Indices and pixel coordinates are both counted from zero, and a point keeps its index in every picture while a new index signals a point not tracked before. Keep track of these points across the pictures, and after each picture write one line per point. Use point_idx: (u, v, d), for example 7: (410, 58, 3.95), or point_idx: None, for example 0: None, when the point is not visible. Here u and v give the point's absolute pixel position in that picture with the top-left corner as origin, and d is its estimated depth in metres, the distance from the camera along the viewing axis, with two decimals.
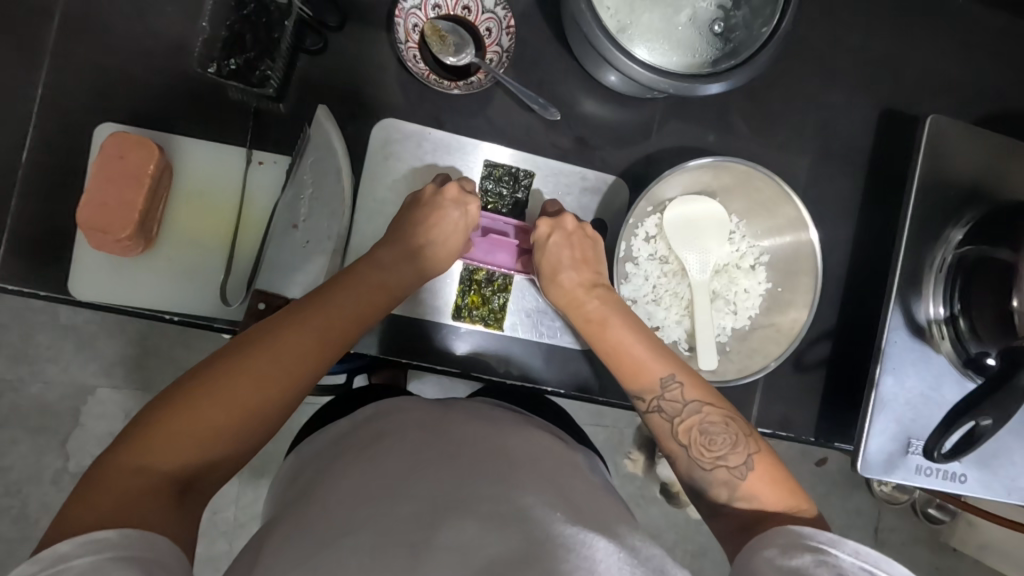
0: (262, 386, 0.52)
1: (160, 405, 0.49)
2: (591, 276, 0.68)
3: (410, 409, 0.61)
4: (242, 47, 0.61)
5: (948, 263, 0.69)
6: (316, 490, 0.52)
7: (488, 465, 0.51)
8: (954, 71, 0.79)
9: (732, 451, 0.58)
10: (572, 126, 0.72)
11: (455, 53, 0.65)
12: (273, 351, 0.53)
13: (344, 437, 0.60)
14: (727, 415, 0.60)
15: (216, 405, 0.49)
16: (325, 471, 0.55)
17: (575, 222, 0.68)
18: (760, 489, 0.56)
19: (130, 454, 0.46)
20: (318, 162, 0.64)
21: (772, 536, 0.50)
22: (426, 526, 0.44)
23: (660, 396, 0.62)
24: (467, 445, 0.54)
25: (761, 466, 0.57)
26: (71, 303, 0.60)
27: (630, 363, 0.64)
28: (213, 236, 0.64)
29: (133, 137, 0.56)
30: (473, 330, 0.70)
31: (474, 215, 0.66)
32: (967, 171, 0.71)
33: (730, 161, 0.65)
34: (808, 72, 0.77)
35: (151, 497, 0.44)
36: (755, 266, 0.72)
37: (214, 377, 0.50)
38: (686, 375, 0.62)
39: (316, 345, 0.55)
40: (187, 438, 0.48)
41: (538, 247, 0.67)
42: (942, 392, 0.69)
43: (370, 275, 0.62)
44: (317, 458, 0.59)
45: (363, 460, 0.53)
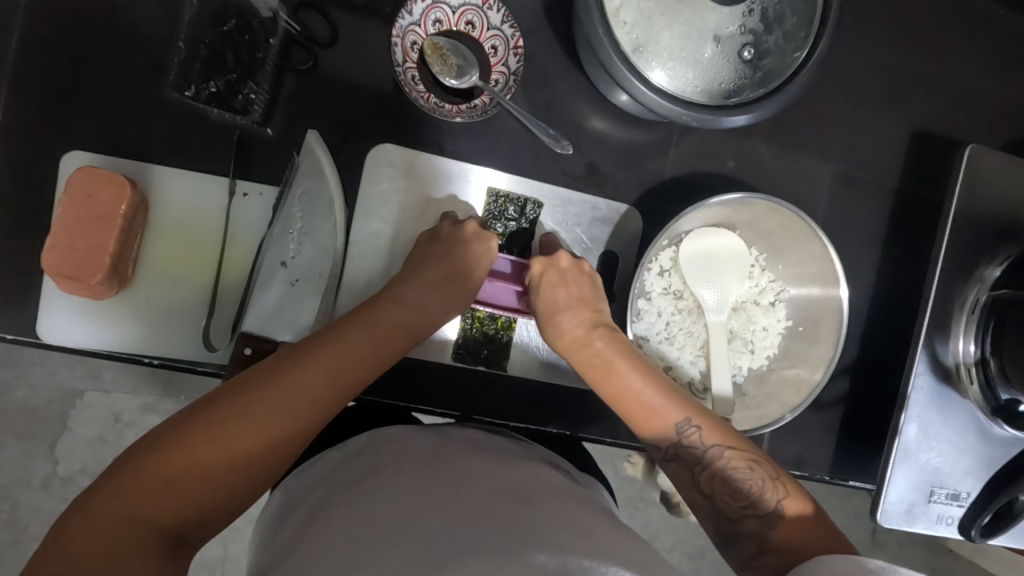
0: (270, 429, 0.47)
1: (153, 444, 0.44)
2: (591, 315, 0.63)
3: (402, 438, 0.57)
4: (223, 67, 0.56)
5: (981, 304, 0.65)
6: (309, 529, 0.48)
7: (501, 499, 0.48)
8: (992, 90, 0.74)
9: (760, 498, 0.54)
10: (583, 150, 0.67)
11: (457, 75, 0.60)
12: (279, 387, 0.48)
13: (334, 467, 0.55)
14: (751, 458, 0.56)
15: (212, 448, 0.45)
16: (318, 506, 0.50)
17: (570, 260, 0.63)
18: (793, 536, 0.52)
19: (115, 497, 0.41)
20: (308, 192, 0.59)
21: (828, 563, 0.46)
22: (432, 562, 0.41)
23: (677, 443, 0.58)
24: (479, 481, 0.50)
25: (792, 512, 0.53)
26: (40, 347, 0.56)
27: (642, 408, 0.59)
28: (195, 274, 0.59)
29: (103, 172, 0.51)
30: (474, 371, 0.65)
31: (496, 250, 0.62)
32: (1004, 204, 0.67)
33: (757, 198, 0.60)
34: (838, 88, 0.72)
35: (139, 553, 0.40)
36: (774, 303, 0.67)
37: (214, 417, 0.46)
38: (702, 417, 0.58)
39: (333, 385, 0.51)
40: (182, 484, 0.43)
41: (532, 287, 0.63)
42: (968, 440, 0.66)
43: (389, 305, 0.58)
44: (310, 488, 0.54)
45: (354, 496, 0.49)
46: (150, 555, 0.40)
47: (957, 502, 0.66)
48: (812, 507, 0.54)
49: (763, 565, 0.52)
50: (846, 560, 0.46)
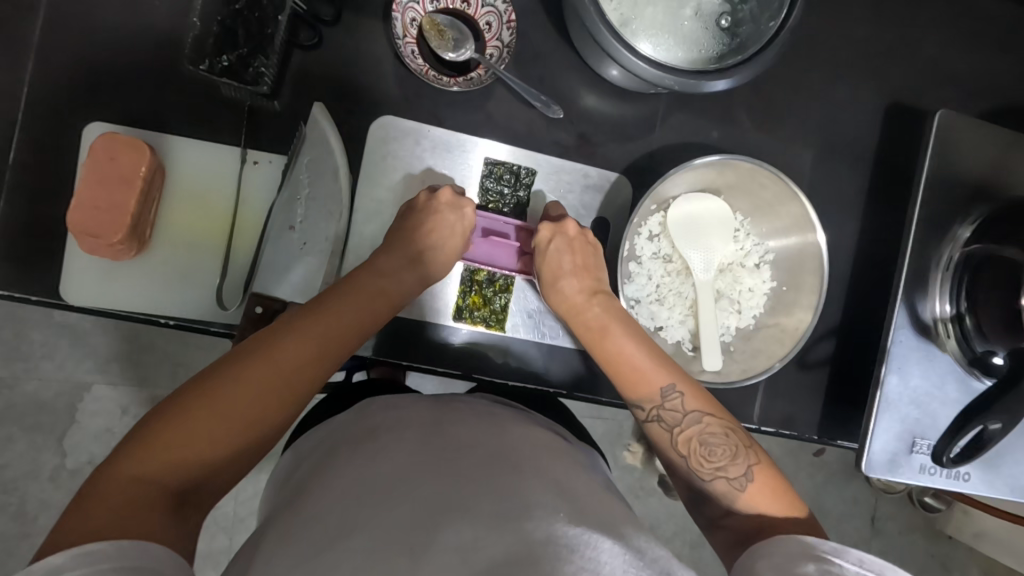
0: (264, 395, 0.50)
1: (163, 413, 0.47)
2: (591, 283, 0.66)
3: (414, 409, 0.59)
4: (235, 42, 0.59)
5: (955, 261, 0.68)
6: (312, 489, 0.51)
7: (493, 465, 0.50)
8: (962, 63, 0.78)
9: (732, 462, 0.57)
10: (573, 122, 0.70)
11: (454, 49, 0.63)
12: (271, 354, 0.51)
13: (336, 432, 0.58)
14: (727, 426, 0.59)
15: (210, 413, 0.47)
16: (321, 467, 0.54)
17: (576, 227, 0.67)
18: (758, 501, 0.55)
19: (130, 463, 0.44)
20: (315, 161, 0.63)
21: (782, 542, 0.49)
22: (426, 529, 0.43)
23: (659, 406, 0.60)
24: (472, 446, 0.53)
25: (761, 478, 0.56)
26: (62, 308, 0.59)
27: (630, 372, 0.62)
28: (208, 239, 0.62)
29: (124, 138, 0.55)
30: (474, 331, 0.69)
31: (471, 217, 0.65)
32: (973, 167, 0.70)
33: (738, 160, 0.63)
34: (814, 65, 0.76)
35: (155, 508, 0.42)
36: (759, 265, 0.71)
37: (218, 383, 0.49)
38: (686, 384, 0.60)
39: (322, 354, 0.54)
40: (191, 448, 0.46)
41: (538, 252, 0.66)
42: (947, 390, 0.69)
43: (369, 278, 0.60)
44: (315, 450, 0.58)
45: (357, 459, 0.52)
46: (163, 510, 0.43)
47: None
48: (782, 479, 0.57)
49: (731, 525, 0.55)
50: (803, 544, 0.48)
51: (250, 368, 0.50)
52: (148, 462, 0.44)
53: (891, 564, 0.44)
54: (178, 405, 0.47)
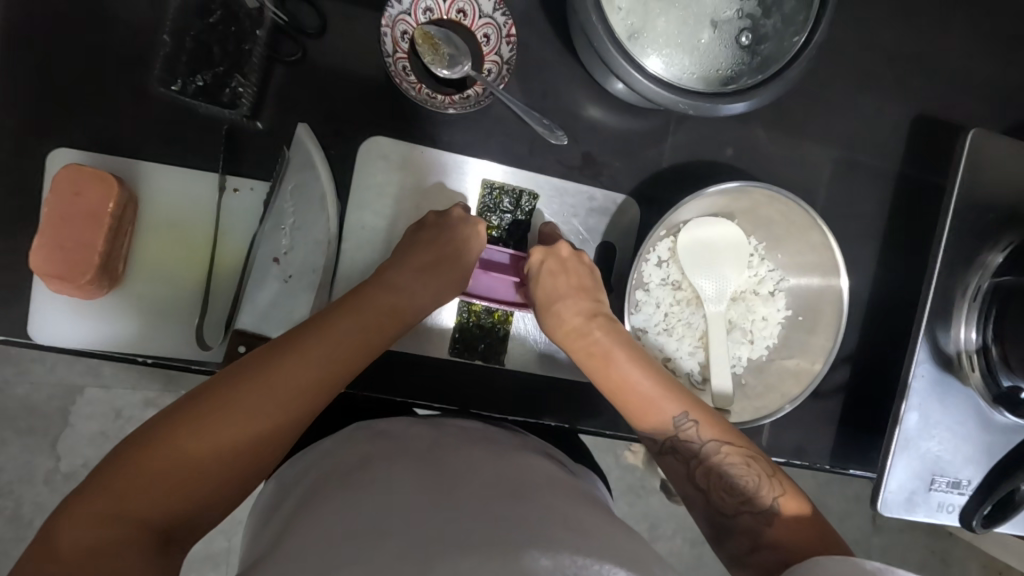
0: (261, 425, 0.46)
1: (148, 438, 0.43)
2: (590, 305, 0.62)
3: (413, 432, 0.56)
4: (210, 60, 0.55)
5: (983, 291, 0.64)
6: (294, 527, 0.47)
7: (496, 495, 0.47)
8: (994, 72, 0.73)
9: (756, 495, 0.54)
10: (579, 139, 0.66)
11: (449, 65, 0.58)
12: (268, 381, 0.48)
13: (322, 462, 0.54)
14: (748, 454, 0.56)
15: (195, 441, 0.44)
16: (304, 504, 0.50)
17: (570, 250, 0.63)
18: (787, 535, 0.52)
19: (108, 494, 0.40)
20: (299, 187, 0.58)
21: (823, 564, 0.46)
22: (428, 558, 0.40)
23: (673, 436, 0.57)
24: (471, 476, 0.50)
25: (789, 509, 0.53)
26: (31, 347, 0.55)
27: (638, 402, 0.58)
28: (186, 271, 0.58)
29: (90, 171, 0.50)
30: (471, 365, 0.65)
31: (485, 235, 0.61)
32: (1006, 190, 0.66)
33: (754, 187, 0.59)
34: (837, 73, 0.70)
35: (136, 548, 0.39)
36: (773, 293, 0.67)
37: (211, 410, 0.45)
38: (699, 411, 0.57)
39: (324, 380, 0.50)
40: (179, 481, 0.42)
41: (532, 277, 0.62)
42: (969, 427, 0.66)
43: (373, 297, 0.57)
44: (297, 485, 0.53)
45: (348, 486, 0.49)
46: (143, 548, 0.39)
47: (957, 490, 0.65)
48: (809, 507, 0.54)
49: (758, 562, 0.52)
50: (846, 562, 0.45)
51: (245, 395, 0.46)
52: (130, 495, 0.41)
53: None
54: (165, 431, 0.43)
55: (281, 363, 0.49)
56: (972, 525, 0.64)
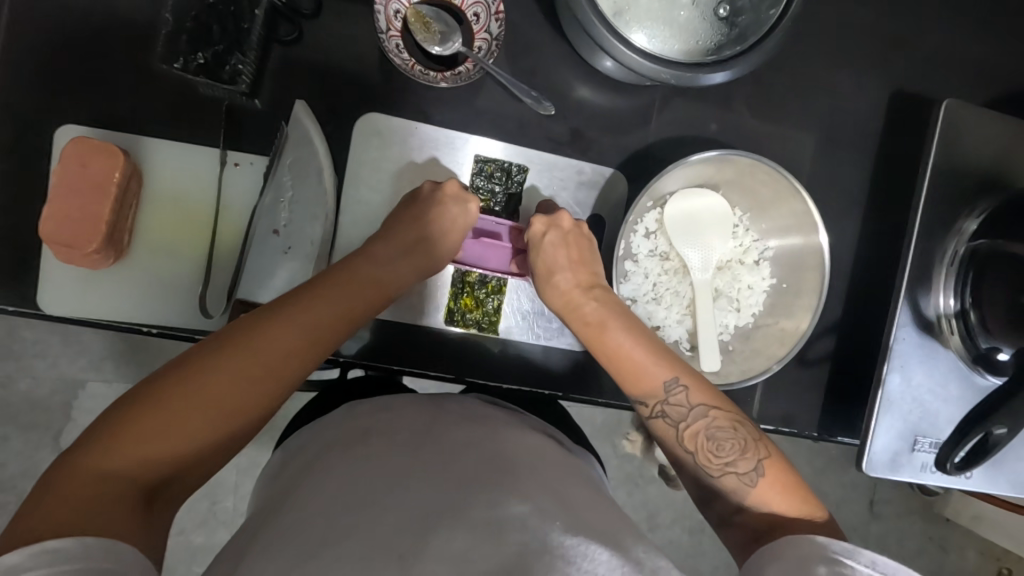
0: (243, 389, 0.48)
1: (134, 400, 0.45)
2: (587, 276, 0.64)
3: (406, 406, 0.58)
4: (210, 39, 0.57)
5: (960, 256, 0.66)
6: (295, 496, 0.49)
7: (488, 470, 0.49)
8: (969, 48, 0.75)
9: (741, 457, 0.55)
10: (567, 116, 0.68)
11: (440, 42, 0.61)
12: (256, 349, 0.49)
13: (323, 436, 0.56)
14: (734, 419, 0.57)
15: (185, 405, 0.45)
16: (305, 473, 0.52)
17: (572, 222, 0.65)
18: (769, 498, 0.53)
19: (98, 451, 0.42)
20: (298, 162, 0.60)
21: (792, 543, 0.48)
22: (418, 535, 0.42)
23: (663, 401, 0.58)
24: (464, 452, 0.51)
25: (772, 472, 0.54)
26: (41, 319, 0.57)
27: (632, 367, 0.60)
28: (189, 244, 0.60)
29: (96, 143, 0.53)
30: (467, 334, 0.66)
31: (474, 213, 0.63)
32: (980, 159, 0.68)
33: (737, 155, 0.62)
34: (816, 52, 0.73)
35: (121, 501, 0.41)
36: (758, 262, 0.69)
37: (195, 373, 0.47)
38: (688, 377, 0.59)
39: (306, 347, 0.52)
40: (164, 441, 0.44)
41: (532, 245, 0.63)
42: (950, 388, 0.68)
43: (360, 271, 0.58)
44: (301, 454, 0.56)
45: (345, 462, 0.51)
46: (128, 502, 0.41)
47: None
48: (793, 474, 0.55)
49: (746, 522, 0.54)
50: (812, 544, 0.47)
51: (230, 361, 0.48)
52: (115, 452, 0.42)
53: (903, 567, 0.44)
54: (151, 393, 0.45)
55: (269, 332, 0.51)
56: (948, 467, 0.62)
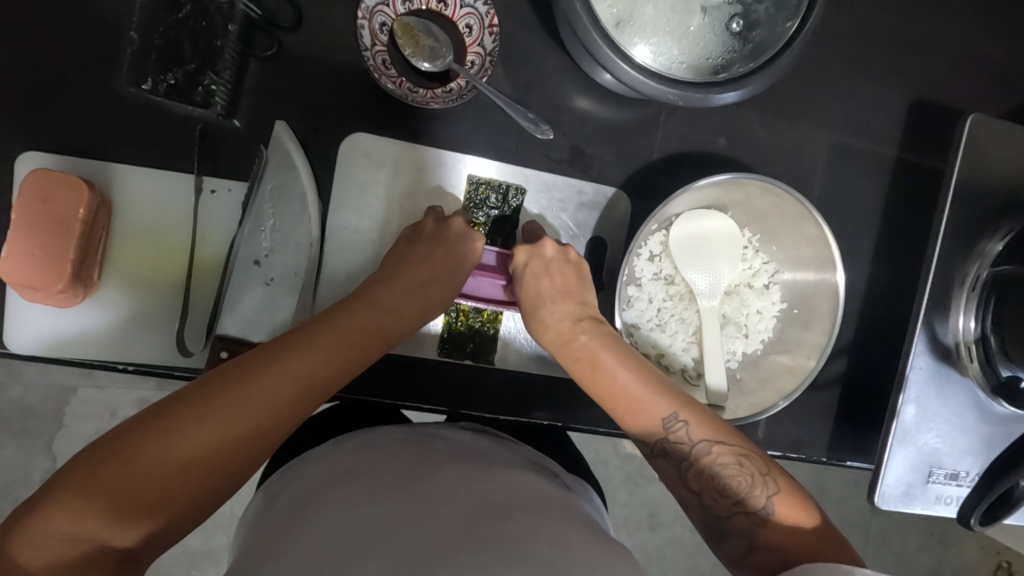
0: (231, 440, 0.45)
1: (108, 449, 0.41)
2: (575, 308, 0.61)
3: (395, 444, 0.56)
4: (181, 58, 0.53)
5: (982, 280, 0.62)
6: (275, 549, 0.46)
7: (483, 511, 0.47)
8: (994, 53, 0.71)
9: (750, 495, 0.53)
10: (567, 132, 0.64)
11: (430, 58, 0.56)
12: (239, 395, 0.46)
13: (307, 477, 0.53)
14: (741, 452, 0.54)
15: (159, 458, 0.42)
16: (287, 522, 0.49)
17: (556, 249, 0.61)
18: (783, 537, 0.51)
19: (68, 509, 0.39)
20: (279, 188, 0.57)
21: None
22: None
23: (664, 439, 0.56)
24: (457, 499, 0.48)
25: (783, 508, 0.52)
26: (8, 357, 0.54)
27: (629, 404, 0.57)
28: (165, 276, 0.56)
29: (58, 174, 0.49)
30: (461, 365, 0.63)
31: (481, 250, 0.61)
32: (1006, 174, 0.64)
33: (748, 177, 0.58)
34: (833, 58, 0.68)
35: None
36: (769, 286, 0.65)
37: (178, 420, 0.43)
38: (691, 411, 0.56)
39: (302, 394, 0.49)
40: (134, 497, 0.41)
41: (517, 278, 0.61)
42: (967, 418, 0.65)
43: (358, 305, 0.55)
44: (283, 496, 0.53)
45: (330, 505, 0.48)
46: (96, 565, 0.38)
47: (955, 482, 0.65)
48: (807, 504, 0.53)
49: (755, 563, 0.51)
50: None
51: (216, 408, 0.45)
52: (88, 510, 0.39)
53: None
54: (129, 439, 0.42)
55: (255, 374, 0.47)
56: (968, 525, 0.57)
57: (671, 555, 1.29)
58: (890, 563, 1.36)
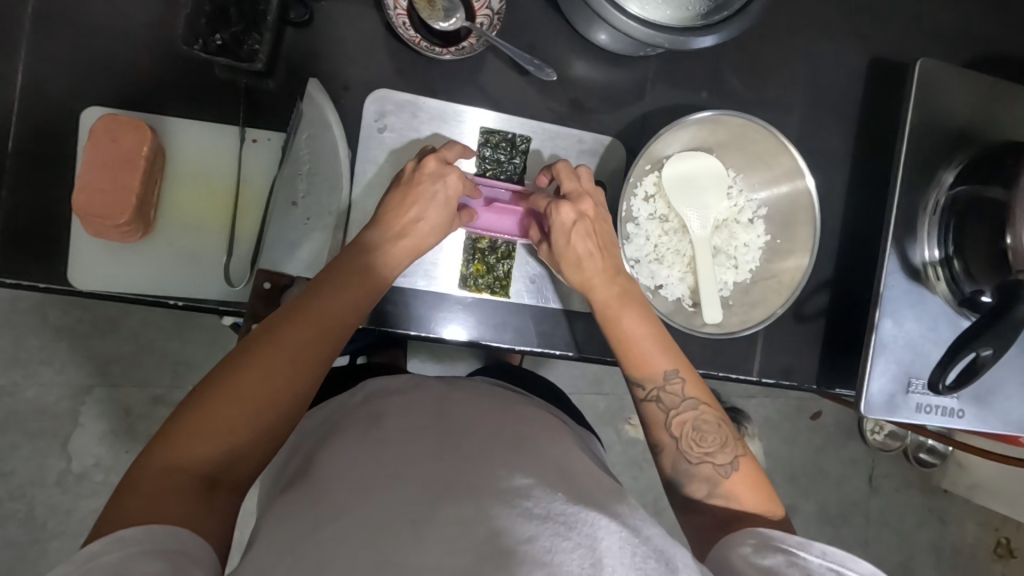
0: (283, 379, 0.51)
1: (197, 400, 0.49)
2: (610, 262, 0.65)
3: (405, 383, 0.62)
4: (227, 20, 0.59)
5: (941, 206, 0.70)
6: (309, 473, 0.51)
7: (499, 444, 0.51)
8: (940, 15, 0.79)
9: (721, 450, 0.59)
10: (566, 89, 0.71)
11: (445, 18, 0.64)
12: (286, 343, 0.53)
13: (332, 421, 0.59)
14: (720, 417, 0.60)
15: (231, 402, 0.49)
16: (318, 451, 0.54)
17: (591, 208, 0.66)
18: (740, 492, 0.58)
19: (169, 448, 0.47)
20: (313, 137, 0.63)
21: (743, 536, 0.52)
22: (430, 504, 0.43)
23: (660, 387, 0.61)
24: (475, 429, 0.53)
25: (745, 469, 0.58)
26: (70, 295, 0.59)
27: (635, 351, 0.62)
28: (213, 218, 0.62)
29: (124, 119, 0.56)
30: (480, 298, 0.69)
31: (450, 184, 0.63)
32: (955, 114, 0.72)
33: (728, 115, 0.65)
34: (796, 25, 0.77)
35: (185, 490, 0.45)
36: (753, 221, 0.73)
37: (242, 368, 0.51)
38: (688, 371, 0.61)
39: (335, 336, 0.55)
40: (215, 430, 0.48)
41: (557, 228, 0.63)
42: (940, 331, 0.71)
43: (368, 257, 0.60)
44: (315, 433, 0.59)
45: (351, 439, 0.53)
46: (194, 488, 0.46)
47: None
48: (760, 472, 0.59)
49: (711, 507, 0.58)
50: (770, 536, 0.50)
51: (288, 356, 0.52)
52: (187, 448, 0.47)
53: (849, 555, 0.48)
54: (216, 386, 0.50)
55: (299, 325, 0.54)
56: (939, 389, 0.64)
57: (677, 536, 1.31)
58: (889, 539, 1.39)
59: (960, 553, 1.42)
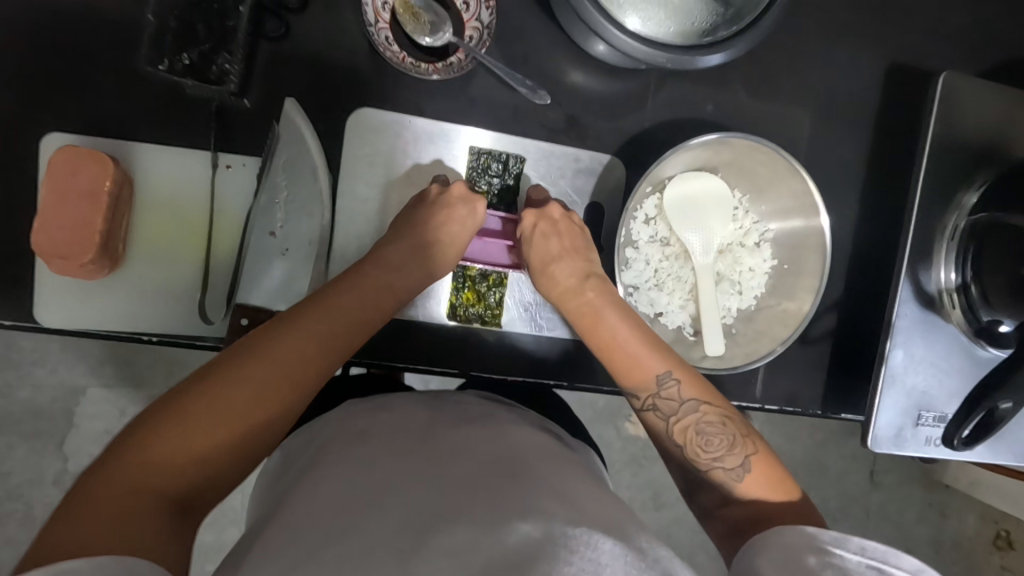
0: (258, 391, 0.48)
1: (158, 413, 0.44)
2: (582, 265, 0.65)
3: (392, 404, 0.57)
4: (195, 38, 0.55)
5: (960, 230, 0.66)
6: (286, 505, 0.46)
7: (493, 466, 0.47)
8: (965, 16, 0.74)
9: (729, 452, 0.55)
10: (561, 103, 0.67)
11: (431, 33, 0.60)
12: (263, 351, 0.49)
13: (313, 443, 0.54)
14: (725, 414, 0.57)
15: (201, 415, 0.45)
16: (298, 480, 0.49)
17: (562, 211, 0.65)
18: (756, 493, 0.54)
19: (122, 464, 0.41)
20: (290, 161, 0.59)
21: (772, 541, 0.47)
22: (418, 535, 0.39)
23: (654, 395, 0.59)
24: (467, 450, 0.49)
25: (759, 468, 0.54)
26: (38, 333, 0.56)
27: (624, 361, 0.60)
28: (186, 248, 0.59)
29: (82, 150, 0.52)
30: (470, 328, 0.65)
31: (480, 213, 0.64)
32: (977, 128, 0.68)
33: (735, 137, 0.61)
34: (811, 30, 0.72)
35: (139, 510, 0.40)
36: (759, 243, 0.69)
37: (212, 380, 0.47)
38: (682, 371, 0.59)
39: (314, 344, 0.52)
40: (180, 446, 0.43)
41: (525, 240, 0.64)
42: (952, 362, 0.68)
43: (370, 274, 0.59)
44: (293, 461, 0.53)
45: (332, 464, 0.48)
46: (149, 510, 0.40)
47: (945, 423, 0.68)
48: (780, 466, 0.55)
49: (727, 514, 0.54)
50: (803, 535, 0.46)
51: (264, 365, 0.49)
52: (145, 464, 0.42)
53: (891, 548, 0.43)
54: (181, 398, 0.45)
55: (278, 335, 0.51)
56: (954, 444, 0.66)
57: (677, 533, 1.29)
58: (890, 534, 1.38)
59: (960, 548, 1.41)
